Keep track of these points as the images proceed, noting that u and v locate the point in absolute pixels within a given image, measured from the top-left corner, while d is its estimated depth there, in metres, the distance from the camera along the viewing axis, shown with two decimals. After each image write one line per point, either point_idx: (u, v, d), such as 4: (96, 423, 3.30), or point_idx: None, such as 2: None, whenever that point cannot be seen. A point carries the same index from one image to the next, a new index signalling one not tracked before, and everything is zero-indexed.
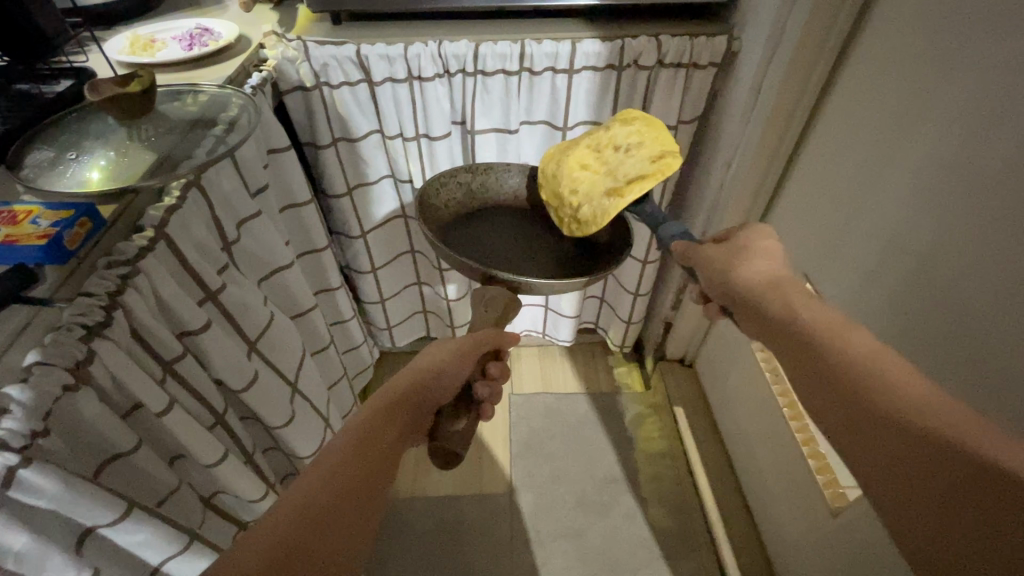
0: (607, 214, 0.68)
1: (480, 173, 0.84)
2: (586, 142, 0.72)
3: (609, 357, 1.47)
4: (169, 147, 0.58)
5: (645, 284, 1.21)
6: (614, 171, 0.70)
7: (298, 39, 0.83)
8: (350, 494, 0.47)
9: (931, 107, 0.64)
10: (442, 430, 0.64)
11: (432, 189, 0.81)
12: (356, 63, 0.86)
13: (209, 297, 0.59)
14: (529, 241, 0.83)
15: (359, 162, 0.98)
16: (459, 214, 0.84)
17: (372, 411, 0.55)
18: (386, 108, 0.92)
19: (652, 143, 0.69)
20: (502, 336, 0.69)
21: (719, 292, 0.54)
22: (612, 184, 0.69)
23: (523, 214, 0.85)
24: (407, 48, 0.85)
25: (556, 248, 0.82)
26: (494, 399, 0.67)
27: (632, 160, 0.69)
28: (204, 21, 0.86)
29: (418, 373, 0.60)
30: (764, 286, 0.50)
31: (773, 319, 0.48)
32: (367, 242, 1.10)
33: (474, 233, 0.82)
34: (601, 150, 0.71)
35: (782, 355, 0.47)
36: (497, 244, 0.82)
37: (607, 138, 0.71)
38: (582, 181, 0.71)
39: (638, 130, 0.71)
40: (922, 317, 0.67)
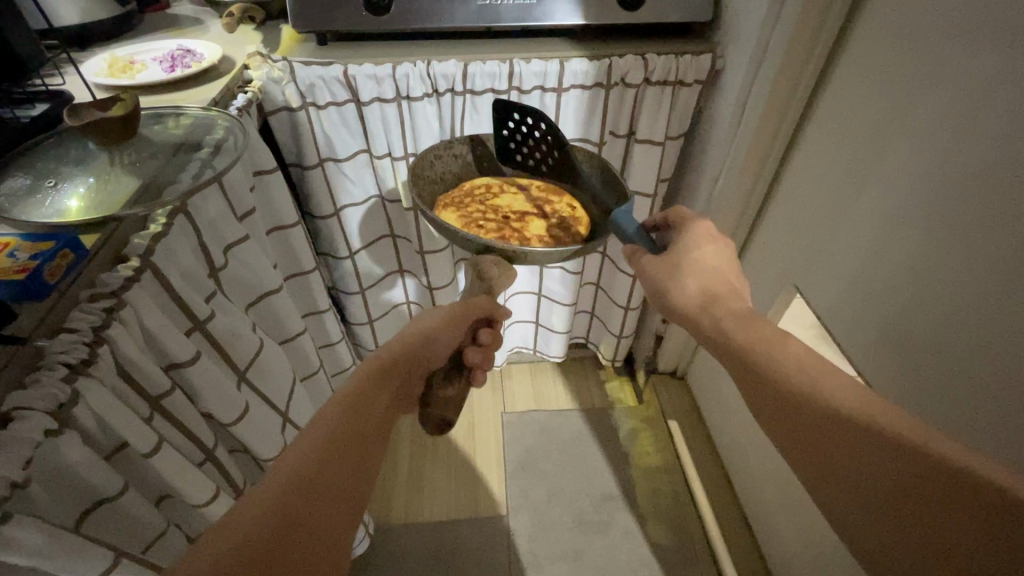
0: (573, 212, 0.81)
1: (474, 143, 0.86)
2: (492, 214, 0.80)
3: (600, 372, 1.46)
4: (154, 172, 0.57)
5: (636, 297, 1.22)
6: (531, 208, 0.82)
7: (283, 60, 0.82)
8: (340, 463, 0.48)
9: (914, 119, 0.65)
10: (432, 395, 0.68)
11: (427, 161, 0.81)
12: (344, 84, 0.85)
13: (196, 326, 0.56)
14: (525, 212, 0.81)
15: (346, 183, 0.97)
16: (455, 184, 0.86)
17: (363, 376, 0.56)
18: (374, 128, 0.91)
19: (507, 181, 0.86)
20: (497, 307, 0.70)
21: (699, 309, 0.57)
22: (541, 206, 0.82)
23: (521, 184, 0.85)
24: (396, 68, 0.85)
25: (552, 219, 0.79)
26: (485, 365, 0.69)
27: (516, 196, 0.83)
28: (186, 42, 0.83)
29: (409, 337, 0.61)
30: (742, 321, 0.53)
31: (754, 362, 0.50)
32: (355, 262, 1.09)
33: (468, 206, 0.80)
34: (502, 210, 0.81)
35: (762, 399, 0.50)
36: (491, 215, 0.80)
37: (493, 199, 0.83)
38: (534, 222, 0.79)
39: (493, 182, 0.86)
40: (916, 326, 0.68)
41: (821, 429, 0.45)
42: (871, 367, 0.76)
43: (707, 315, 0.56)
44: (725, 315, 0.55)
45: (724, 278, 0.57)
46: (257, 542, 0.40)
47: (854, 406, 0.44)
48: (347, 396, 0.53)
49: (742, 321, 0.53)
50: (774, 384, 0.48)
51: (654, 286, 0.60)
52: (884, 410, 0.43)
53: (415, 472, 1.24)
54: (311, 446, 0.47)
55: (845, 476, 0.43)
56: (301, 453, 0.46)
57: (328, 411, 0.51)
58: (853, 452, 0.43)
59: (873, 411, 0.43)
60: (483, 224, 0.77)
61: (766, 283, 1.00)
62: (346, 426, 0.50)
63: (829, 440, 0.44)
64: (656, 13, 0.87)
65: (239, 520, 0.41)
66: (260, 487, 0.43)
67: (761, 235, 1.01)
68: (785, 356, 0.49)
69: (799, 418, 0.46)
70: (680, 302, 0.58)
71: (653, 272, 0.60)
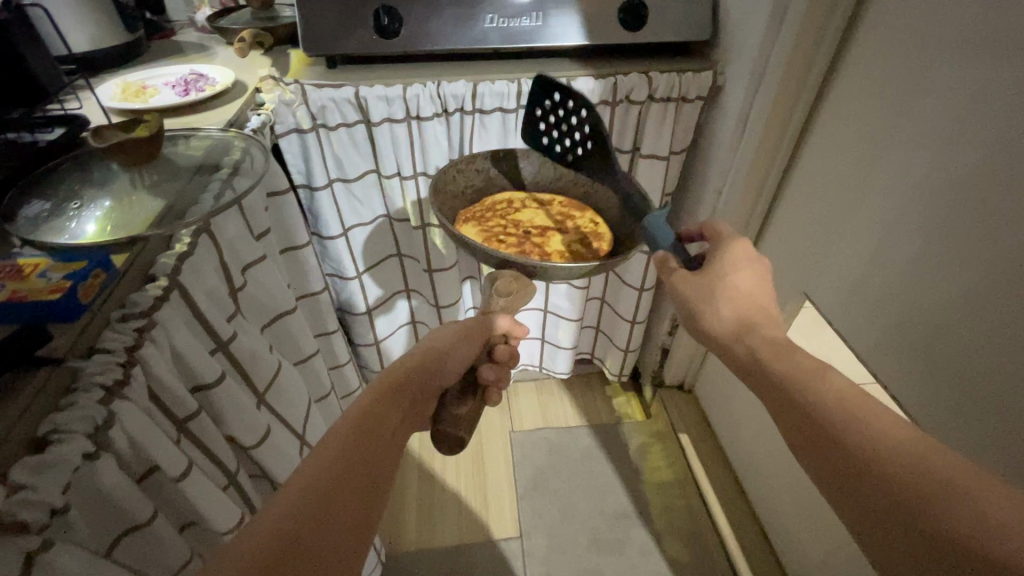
0: (595, 228, 0.81)
1: (498, 158, 0.87)
2: (512, 229, 0.81)
3: (607, 388, 1.45)
4: (176, 193, 0.57)
5: (642, 311, 1.22)
6: (552, 224, 0.83)
7: (295, 83, 0.83)
8: (349, 483, 0.46)
9: (919, 126, 0.67)
10: (445, 414, 0.65)
11: (450, 174, 0.81)
12: (355, 105, 0.86)
13: (220, 347, 0.55)
14: (546, 228, 0.82)
15: (355, 203, 0.98)
16: (478, 198, 0.86)
17: (375, 396, 0.56)
18: (384, 147, 0.92)
19: (526, 198, 0.88)
20: (515, 325, 0.69)
21: (733, 334, 0.57)
22: (560, 222, 0.83)
23: (542, 200, 0.87)
24: (406, 89, 0.86)
25: (572, 235, 0.80)
26: (500, 381, 0.68)
27: (536, 212, 0.85)
28: (198, 67, 0.84)
29: (420, 353, 0.64)
30: (776, 347, 0.53)
31: (789, 391, 0.49)
32: (362, 283, 1.09)
33: (489, 220, 0.81)
34: (522, 225, 0.82)
35: (796, 432, 0.48)
36: (511, 229, 0.81)
37: (513, 213, 0.84)
38: (554, 238, 0.80)
39: (512, 199, 0.87)
40: (934, 328, 0.69)
41: (853, 461, 0.43)
42: (890, 371, 0.77)
43: (738, 340, 0.56)
44: (755, 339, 0.55)
45: (759, 304, 0.58)
46: (267, 558, 0.39)
47: (895, 449, 0.42)
48: (360, 417, 0.53)
49: (778, 348, 0.53)
50: (810, 410, 0.47)
51: (689, 306, 0.60)
52: (929, 456, 0.40)
53: (425, 495, 1.22)
54: (321, 463, 0.47)
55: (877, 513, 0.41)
56: (309, 473, 0.45)
57: (340, 430, 0.51)
58: (887, 486, 0.41)
59: (914, 456, 0.41)
60: (504, 238, 0.78)
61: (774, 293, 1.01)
62: (357, 444, 0.49)
63: (863, 473, 0.42)
64: (657, 33, 0.90)
65: (248, 537, 0.40)
66: (270, 500, 0.43)
67: (766, 245, 1.02)
68: (826, 385, 0.48)
69: (829, 455, 0.45)
70: (713, 327, 0.59)
71: (688, 292, 0.60)
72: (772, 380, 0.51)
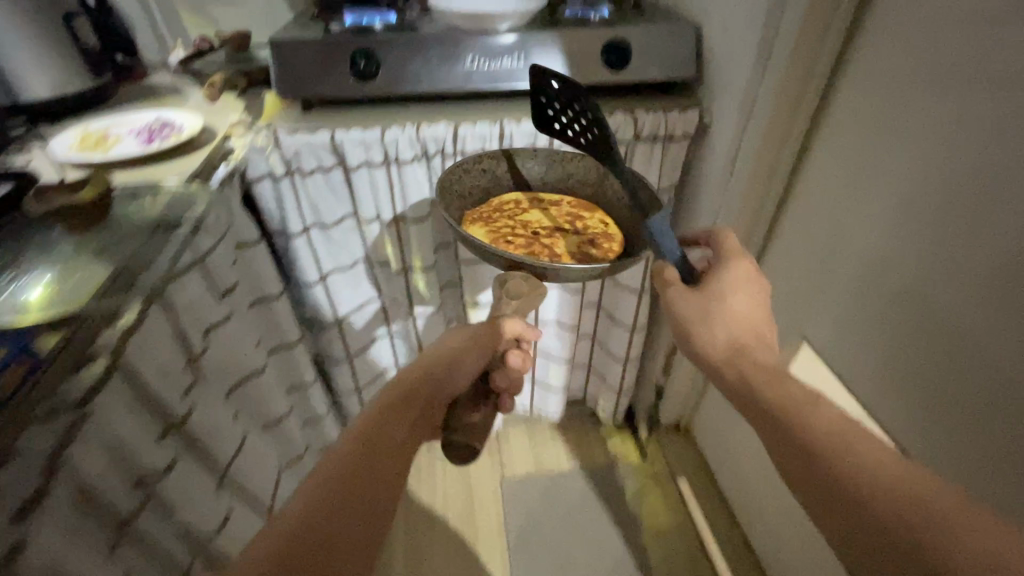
0: (607, 230, 0.77)
1: (503, 159, 0.83)
2: (521, 229, 0.77)
3: (600, 428, 1.39)
4: (127, 255, 0.53)
5: (634, 349, 1.18)
6: (564, 223, 0.78)
7: (268, 128, 0.80)
8: (353, 504, 0.45)
9: (910, 169, 0.66)
10: (457, 420, 0.65)
11: (455, 175, 0.78)
12: (331, 149, 0.83)
13: (173, 425, 0.52)
14: (557, 228, 0.78)
15: (333, 248, 0.94)
16: (484, 199, 0.83)
17: (379, 410, 0.54)
18: (362, 192, 0.88)
19: (537, 196, 0.83)
20: (527, 328, 0.67)
21: (728, 358, 0.54)
22: (572, 222, 0.79)
23: (552, 199, 0.83)
24: (384, 132, 0.82)
25: (584, 237, 0.76)
26: (512, 388, 0.69)
27: (546, 211, 0.80)
28: (166, 112, 0.80)
29: (429, 361, 0.62)
30: (768, 374, 0.51)
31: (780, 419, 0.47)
32: (341, 329, 1.04)
33: (496, 221, 0.77)
34: (531, 225, 0.78)
35: (787, 463, 0.45)
36: (519, 230, 0.76)
37: (521, 213, 0.79)
38: (566, 239, 0.76)
39: (520, 197, 0.83)
40: (937, 379, 0.66)
41: (840, 489, 0.41)
42: (888, 419, 0.74)
43: (733, 364, 0.53)
44: (750, 364, 0.52)
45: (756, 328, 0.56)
46: None
47: (888, 481, 0.40)
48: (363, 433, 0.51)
49: (771, 374, 0.51)
50: (802, 439, 0.45)
51: (684, 327, 0.58)
52: (922, 489, 0.38)
53: (410, 551, 1.15)
54: (322, 485, 0.45)
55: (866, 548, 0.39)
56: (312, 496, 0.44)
57: (342, 448, 0.49)
58: (876, 516, 0.39)
59: (907, 488, 0.39)
60: (512, 239, 0.73)
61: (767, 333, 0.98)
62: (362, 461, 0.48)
63: (850, 501, 0.40)
64: (641, 72, 0.88)
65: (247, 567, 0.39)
66: (292, 503, 0.44)
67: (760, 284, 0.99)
68: (818, 415, 0.46)
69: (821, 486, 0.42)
70: (709, 348, 0.56)
71: (686, 310, 0.57)
72: (763, 409, 0.49)
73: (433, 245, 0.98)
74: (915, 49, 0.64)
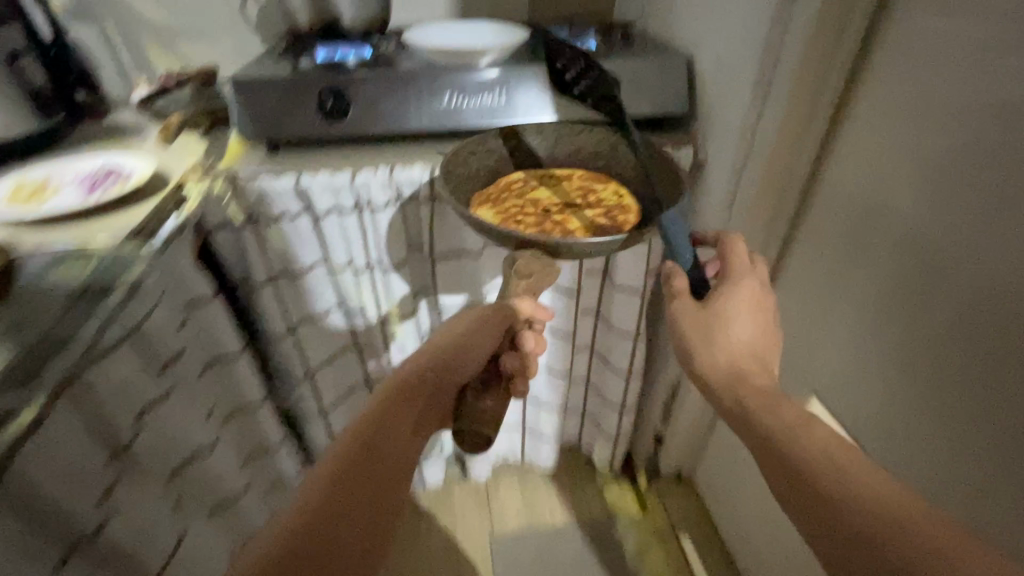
0: (617, 202, 0.79)
1: (511, 137, 0.84)
2: (532, 206, 0.78)
3: (597, 477, 1.30)
4: (39, 330, 0.47)
5: (631, 396, 1.10)
6: (573, 199, 0.80)
7: (226, 173, 0.74)
8: (343, 506, 0.48)
9: (919, 228, 0.60)
10: (467, 408, 0.70)
11: (461, 157, 0.78)
12: (296, 195, 0.76)
13: (76, 544, 0.48)
14: (566, 203, 0.80)
15: (302, 298, 0.87)
16: (495, 179, 0.84)
17: (373, 411, 0.56)
18: (333, 240, 0.81)
19: (545, 174, 0.86)
20: (537, 309, 0.70)
21: (727, 373, 0.53)
22: (581, 197, 0.81)
23: (560, 176, 0.85)
24: (354, 176, 0.76)
25: (595, 210, 0.78)
26: (523, 370, 0.73)
27: (555, 189, 0.83)
28: (115, 158, 0.73)
29: (431, 358, 0.63)
30: (762, 400, 0.49)
31: (772, 443, 0.45)
32: (313, 382, 0.97)
33: (505, 202, 0.79)
34: (541, 203, 0.80)
35: (783, 495, 0.42)
36: (530, 209, 0.78)
37: (531, 192, 0.81)
38: (576, 214, 0.77)
39: (529, 175, 0.85)
40: (972, 457, 0.58)
41: (840, 529, 0.37)
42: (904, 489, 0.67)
43: (729, 392, 0.51)
44: (744, 391, 0.50)
45: (757, 354, 0.55)
46: None
47: (882, 504, 0.37)
48: (358, 433, 0.53)
49: (768, 400, 0.48)
50: (794, 463, 0.42)
51: (686, 348, 0.57)
52: (926, 516, 0.35)
53: None
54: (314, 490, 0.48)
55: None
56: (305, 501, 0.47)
57: (336, 451, 0.51)
58: (880, 560, 0.35)
59: (906, 512, 0.36)
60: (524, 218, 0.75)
61: None
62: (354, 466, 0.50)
63: (852, 544, 0.37)
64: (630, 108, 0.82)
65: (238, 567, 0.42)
66: (301, 488, 0.48)
67: None
68: (811, 436, 0.43)
69: (816, 513, 0.39)
70: (703, 368, 0.55)
71: (689, 331, 0.57)
72: (755, 432, 0.47)
73: (412, 292, 0.91)
74: (926, 97, 0.57)
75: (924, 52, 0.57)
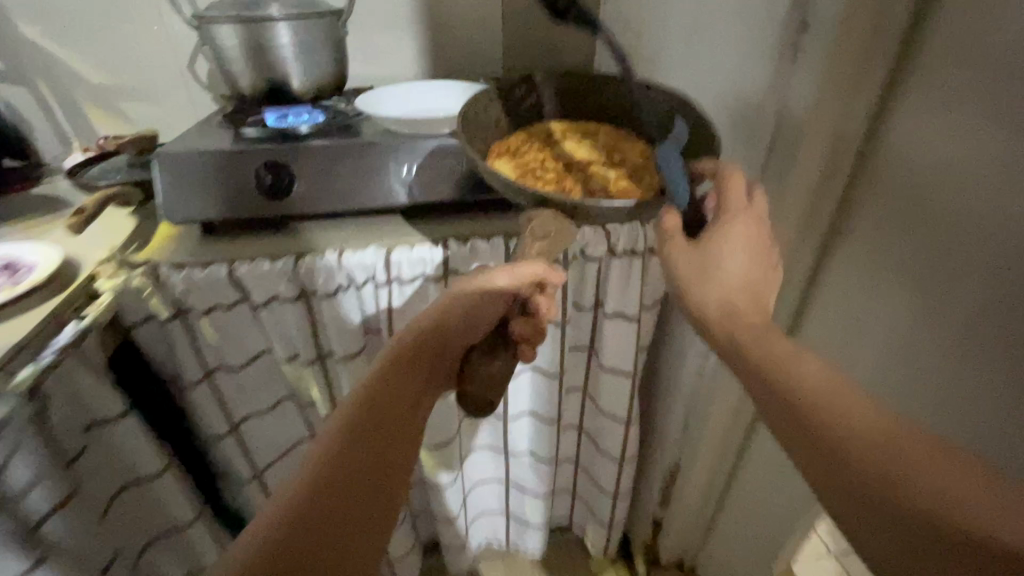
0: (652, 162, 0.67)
1: (531, 86, 0.74)
2: (552, 160, 0.67)
3: (591, 563, 1.18)
4: None
5: (624, 482, 0.99)
6: (600, 154, 0.68)
7: (148, 264, 0.64)
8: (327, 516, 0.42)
9: (933, 332, 0.51)
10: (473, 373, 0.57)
11: (478, 103, 0.68)
12: (231, 285, 0.66)
13: None
14: (592, 159, 0.68)
15: (245, 394, 0.76)
16: (511, 129, 0.73)
17: (347, 415, 0.48)
18: (277, 331, 0.72)
19: (569, 126, 0.74)
20: (549, 270, 0.54)
21: (728, 312, 0.46)
22: (607, 153, 0.69)
23: (585, 130, 0.73)
24: (299, 261, 0.67)
25: (622, 168, 0.66)
26: (533, 339, 0.57)
27: (578, 144, 0.71)
28: (17, 246, 0.64)
29: (416, 339, 0.55)
30: (757, 336, 0.42)
31: (780, 388, 0.39)
32: (264, 483, 0.85)
33: (523, 153, 0.68)
34: (562, 157, 0.68)
35: (793, 439, 0.37)
36: (549, 161, 0.67)
37: (551, 146, 0.70)
38: (601, 170, 0.66)
39: (549, 126, 0.74)
40: None
41: (833, 469, 0.34)
42: None
43: (725, 330, 0.45)
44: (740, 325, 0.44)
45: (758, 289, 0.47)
46: None
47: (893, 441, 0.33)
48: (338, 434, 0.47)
49: (764, 338, 0.42)
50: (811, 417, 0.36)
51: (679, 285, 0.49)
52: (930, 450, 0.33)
53: None
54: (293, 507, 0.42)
55: (863, 532, 0.34)
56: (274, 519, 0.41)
57: (311, 463, 0.45)
58: (875, 496, 0.33)
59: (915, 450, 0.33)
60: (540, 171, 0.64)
61: (772, 483, 0.80)
62: (331, 474, 0.44)
63: (844, 482, 0.34)
64: None
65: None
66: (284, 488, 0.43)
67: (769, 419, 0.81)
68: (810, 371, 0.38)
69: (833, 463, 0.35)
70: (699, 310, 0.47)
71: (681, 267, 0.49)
72: (761, 374, 0.40)
73: None
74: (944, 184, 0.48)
75: (929, 141, 0.49)
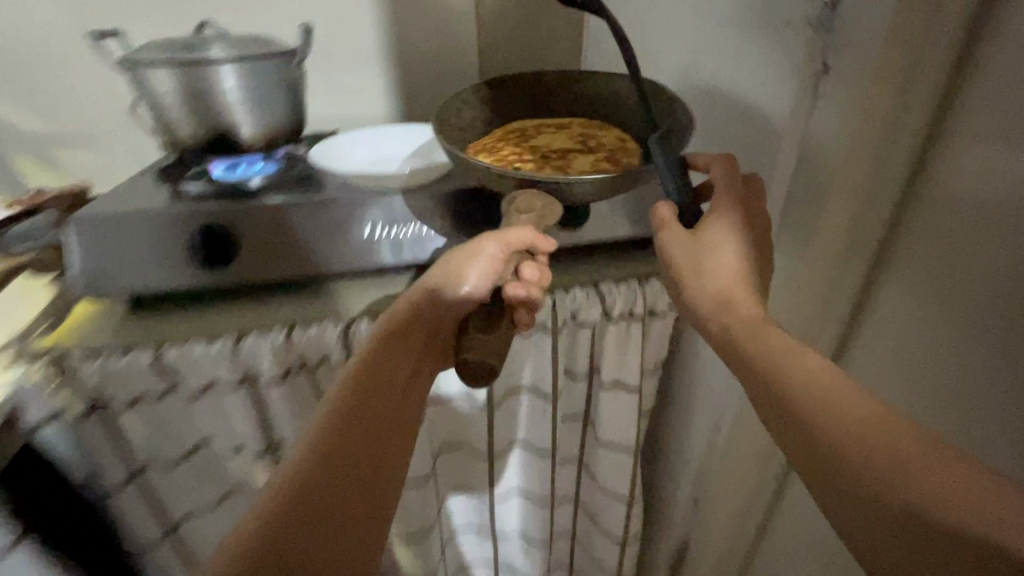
0: (631, 150, 0.64)
1: (503, 83, 0.70)
2: (530, 154, 0.64)
3: None
4: None
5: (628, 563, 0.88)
6: (578, 145, 0.65)
7: (51, 353, 0.53)
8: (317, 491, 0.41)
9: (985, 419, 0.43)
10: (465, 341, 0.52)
11: (449, 105, 0.65)
12: (155, 373, 0.56)
13: None
14: (568, 149, 0.65)
15: (182, 493, 0.65)
16: (486, 130, 0.69)
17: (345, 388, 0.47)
18: (215, 421, 0.60)
19: (541, 121, 0.71)
20: (537, 236, 0.52)
21: (717, 297, 0.44)
22: (584, 142, 0.66)
23: (559, 122, 0.71)
24: (238, 342, 0.56)
25: (600, 156, 0.63)
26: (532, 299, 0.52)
27: (553, 136, 0.68)
28: None
29: (409, 306, 0.52)
30: (747, 321, 0.41)
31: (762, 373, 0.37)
32: None
33: (500, 149, 0.64)
34: (540, 150, 0.65)
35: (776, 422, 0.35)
36: (526, 155, 0.64)
37: (528, 140, 0.66)
38: (580, 158, 0.63)
39: (521, 121, 0.71)
40: None
41: (810, 454, 0.33)
42: None
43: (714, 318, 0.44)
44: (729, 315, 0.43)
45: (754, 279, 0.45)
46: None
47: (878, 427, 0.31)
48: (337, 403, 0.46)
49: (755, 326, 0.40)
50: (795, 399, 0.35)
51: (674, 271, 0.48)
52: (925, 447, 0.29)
53: None
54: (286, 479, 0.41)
55: (834, 509, 0.31)
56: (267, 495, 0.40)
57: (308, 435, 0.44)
58: (855, 480, 0.30)
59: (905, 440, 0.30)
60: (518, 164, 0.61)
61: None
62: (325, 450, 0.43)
63: (823, 467, 0.32)
64: (606, 229, 0.63)
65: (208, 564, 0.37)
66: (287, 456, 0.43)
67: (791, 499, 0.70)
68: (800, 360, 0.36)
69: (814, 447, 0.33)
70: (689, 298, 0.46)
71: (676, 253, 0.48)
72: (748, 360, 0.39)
73: None
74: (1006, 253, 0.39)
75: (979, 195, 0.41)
